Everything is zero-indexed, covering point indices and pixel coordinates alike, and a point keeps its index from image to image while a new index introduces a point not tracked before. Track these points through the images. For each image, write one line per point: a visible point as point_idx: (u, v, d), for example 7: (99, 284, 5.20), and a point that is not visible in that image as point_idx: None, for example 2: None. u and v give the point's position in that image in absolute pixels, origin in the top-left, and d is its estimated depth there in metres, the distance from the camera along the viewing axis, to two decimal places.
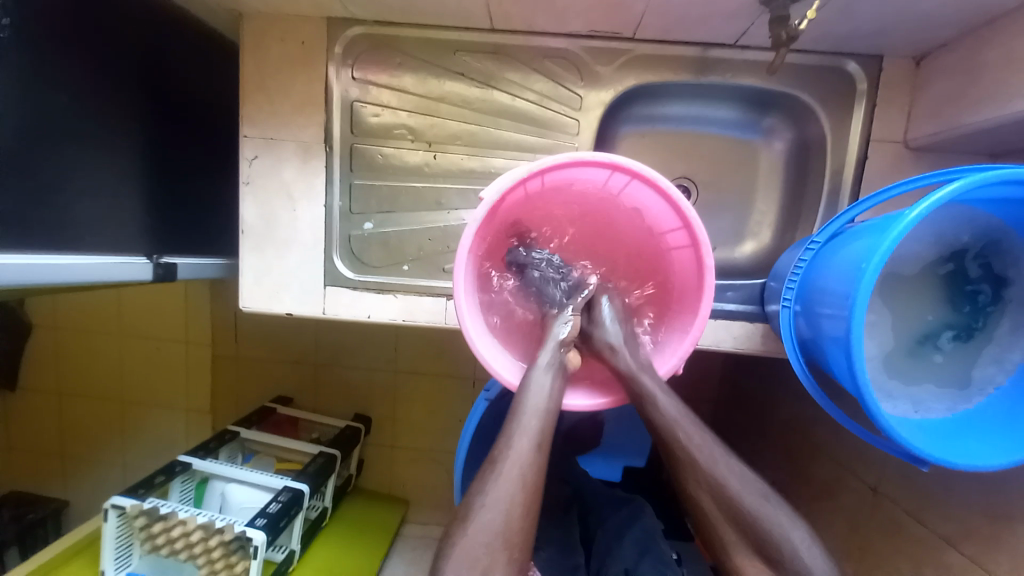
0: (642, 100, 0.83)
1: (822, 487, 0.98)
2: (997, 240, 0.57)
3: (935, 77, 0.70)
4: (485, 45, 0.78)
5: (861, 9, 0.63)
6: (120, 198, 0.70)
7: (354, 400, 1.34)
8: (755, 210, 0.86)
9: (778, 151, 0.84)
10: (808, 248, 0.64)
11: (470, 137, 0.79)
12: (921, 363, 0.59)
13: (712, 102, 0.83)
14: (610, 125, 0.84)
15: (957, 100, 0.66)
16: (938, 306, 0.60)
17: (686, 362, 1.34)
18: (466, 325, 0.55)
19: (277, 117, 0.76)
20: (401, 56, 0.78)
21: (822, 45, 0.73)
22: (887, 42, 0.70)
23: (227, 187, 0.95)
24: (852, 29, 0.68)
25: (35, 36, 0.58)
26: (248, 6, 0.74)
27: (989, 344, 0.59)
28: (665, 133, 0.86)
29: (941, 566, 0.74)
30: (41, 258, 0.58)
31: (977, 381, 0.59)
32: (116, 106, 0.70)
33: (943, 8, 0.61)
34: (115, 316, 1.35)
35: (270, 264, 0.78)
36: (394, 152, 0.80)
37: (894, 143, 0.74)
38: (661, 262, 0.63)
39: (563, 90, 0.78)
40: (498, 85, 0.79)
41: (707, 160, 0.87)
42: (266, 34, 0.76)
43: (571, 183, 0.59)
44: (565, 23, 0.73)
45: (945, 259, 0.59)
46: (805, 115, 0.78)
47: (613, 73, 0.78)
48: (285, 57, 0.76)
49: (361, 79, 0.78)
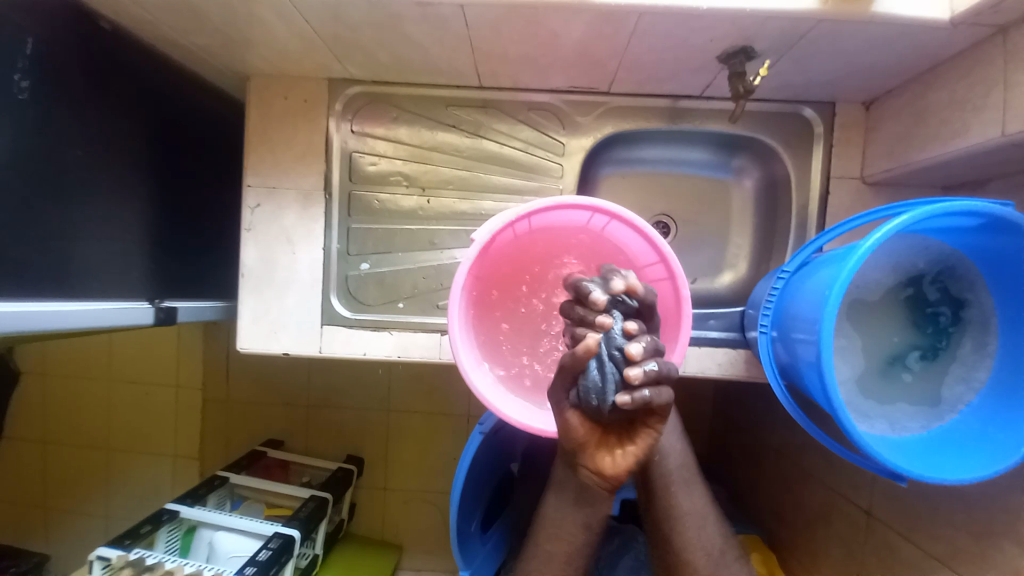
0: (620, 145, 0.90)
1: (817, 513, 0.98)
2: (951, 266, 0.62)
3: (883, 121, 0.77)
4: (474, 99, 0.85)
5: (808, 64, 0.70)
6: (127, 246, 0.74)
7: (348, 440, 1.32)
8: (731, 243, 0.91)
9: (748, 189, 0.90)
10: (779, 278, 0.68)
11: (461, 182, 0.85)
12: (893, 383, 0.63)
13: (685, 145, 0.90)
14: (591, 168, 0.90)
15: (904, 141, 0.73)
16: (902, 328, 0.64)
17: (677, 391, 1.36)
18: (463, 350, 0.57)
19: (279, 167, 0.81)
20: (396, 110, 0.85)
21: (779, 95, 0.81)
22: (837, 91, 0.78)
23: (229, 232, 0.99)
24: (804, 81, 0.75)
25: (57, 99, 0.63)
26: (255, 68, 0.80)
27: (954, 363, 0.62)
28: (644, 174, 0.92)
29: None
30: (48, 305, 0.60)
31: (947, 399, 0.62)
32: (126, 160, 0.74)
33: (881, 63, 0.69)
34: (106, 361, 1.34)
35: (268, 305, 0.81)
36: (389, 197, 0.84)
37: (853, 179, 0.80)
38: None
39: (547, 137, 0.84)
40: (487, 134, 0.85)
41: (683, 197, 0.93)
42: (271, 92, 0.82)
43: (556, 224, 0.64)
44: (547, 79, 0.80)
45: (906, 284, 0.64)
46: (770, 155, 0.84)
47: (592, 121, 0.84)
48: (289, 112, 0.82)
49: (359, 131, 0.84)
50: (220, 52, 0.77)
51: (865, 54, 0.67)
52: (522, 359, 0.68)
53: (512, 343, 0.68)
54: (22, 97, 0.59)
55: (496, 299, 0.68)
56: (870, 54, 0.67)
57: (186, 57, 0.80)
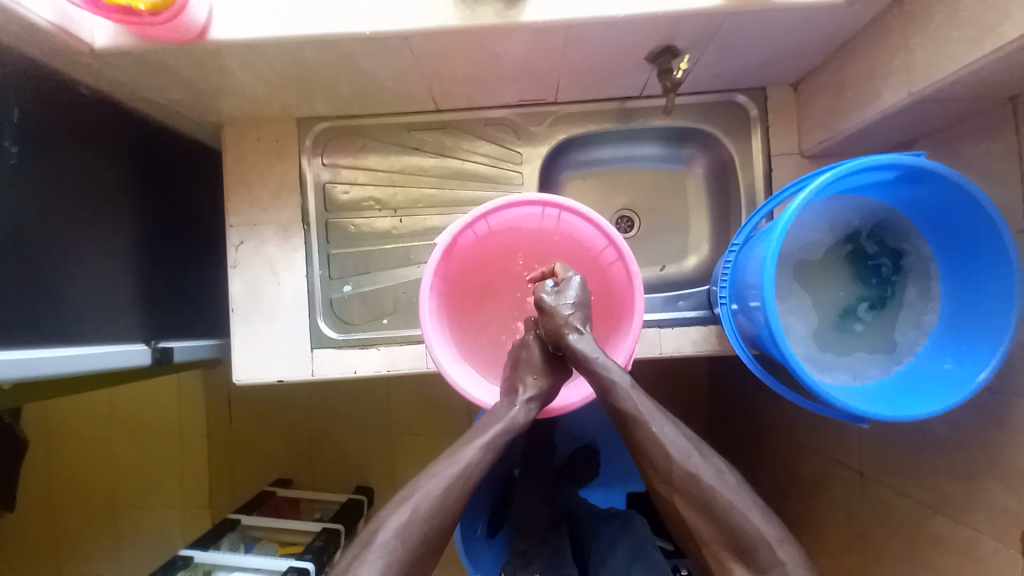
0: (576, 149, 0.96)
1: (816, 482, 1.00)
2: (885, 220, 0.67)
3: (810, 99, 0.84)
4: (434, 123, 0.91)
5: (730, 55, 0.77)
6: (119, 293, 0.78)
7: (352, 468, 1.34)
8: (692, 228, 0.96)
9: (700, 175, 0.96)
10: (731, 250, 0.72)
11: (431, 199, 0.90)
12: (849, 335, 0.67)
13: (636, 143, 0.96)
14: (552, 171, 0.96)
15: (831, 114, 0.79)
16: (850, 282, 0.68)
17: (671, 382, 1.39)
18: (426, 325, 0.61)
19: (258, 204, 0.86)
20: (363, 141, 0.91)
21: (712, 86, 0.87)
22: (764, 77, 0.84)
23: (216, 274, 1.03)
24: (732, 71, 0.82)
25: (45, 162, 0.68)
26: (229, 115, 0.86)
27: (902, 309, 0.66)
28: (602, 173, 0.98)
29: (932, 537, 0.76)
30: (46, 351, 0.64)
31: (902, 344, 0.66)
32: (115, 214, 0.79)
33: (798, 46, 0.75)
34: (109, 415, 1.37)
35: (258, 334, 0.85)
36: (365, 222, 0.90)
37: (793, 154, 0.86)
38: (600, 281, 0.71)
39: (506, 149, 0.90)
40: (450, 153, 0.91)
41: (643, 191, 0.98)
42: (245, 136, 0.88)
43: (513, 222, 0.69)
44: (498, 96, 0.86)
45: (846, 242, 0.69)
46: (713, 141, 0.91)
47: (545, 130, 0.90)
48: (263, 153, 0.87)
49: (330, 164, 0.90)
50: (194, 105, 0.83)
51: (781, 39, 0.73)
52: (478, 341, 0.72)
53: (473, 326, 0.73)
54: (14, 161, 0.64)
55: (469, 282, 0.73)
56: (785, 38, 0.73)
57: (162, 112, 0.86)
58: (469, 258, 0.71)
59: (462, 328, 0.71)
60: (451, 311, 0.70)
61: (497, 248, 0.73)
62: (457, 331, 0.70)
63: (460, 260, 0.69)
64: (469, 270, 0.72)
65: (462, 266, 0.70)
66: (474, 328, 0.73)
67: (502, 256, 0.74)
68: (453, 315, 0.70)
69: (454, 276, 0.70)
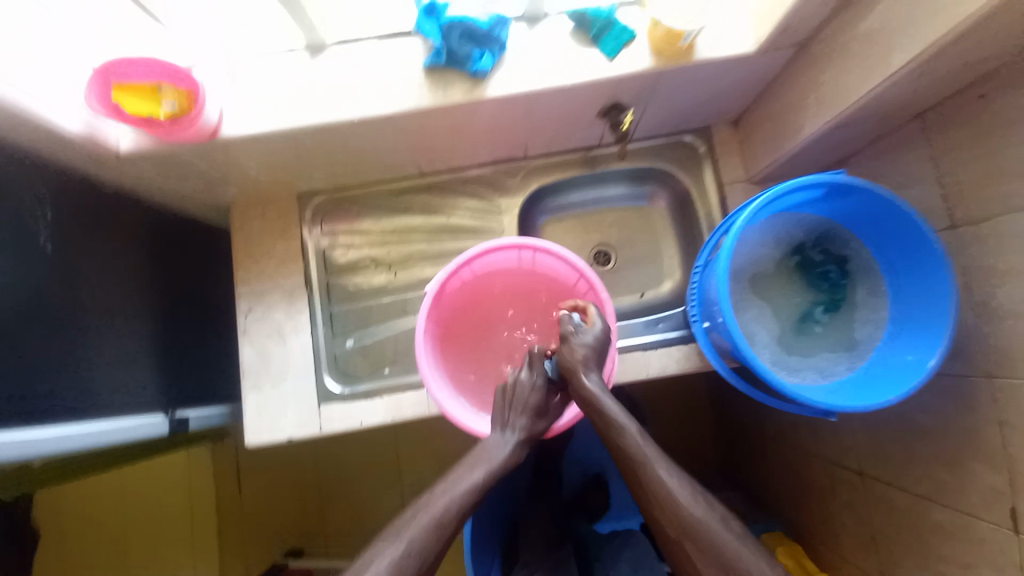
0: (551, 195, 1.05)
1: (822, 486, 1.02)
2: (826, 230, 0.75)
3: (750, 133, 0.95)
4: (420, 185, 1.01)
5: (672, 104, 0.88)
6: (138, 368, 0.83)
7: (366, 525, 1.34)
8: (665, 255, 1.04)
9: (665, 207, 1.05)
10: (696, 270, 0.79)
11: (423, 253, 0.99)
12: (811, 337, 0.73)
13: (604, 184, 1.05)
14: (531, 217, 1.05)
15: (769, 144, 0.89)
16: (805, 288, 0.75)
17: (673, 406, 1.42)
18: (423, 366, 0.67)
19: (265, 274, 0.94)
20: (358, 207, 1.00)
21: (662, 131, 0.98)
22: (706, 118, 0.96)
23: (225, 344, 1.09)
24: (677, 116, 0.93)
25: (76, 254, 0.76)
26: (235, 198, 0.96)
27: (855, 307, 0.73)
28: (577, 214, 1.08)
29: (934, 527, 0.78)
30: (75, 428, 0.69)
31: (860, 340, 0.72)
32: (134, 296, 0.86)
33: (729, 90, 0.87)
34: (120, 498, 1.37)
35: (269, 395, 0.90)
36: (363, 280, 0.98)
37: (743, 181, 0.96)
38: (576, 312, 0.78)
39: (486, 202, 1.00)
40: (436, 210, 1.00)
41: (615, 226, 1.07)
42: (250, 214, 0.97)
43: (493, 266, 0.76)
44: (475, 157, 0.97)
45: (795, 252, 0.77)
46: (671, 177, 1.01)
47: (520, 182, 1.01)
48: (267, 228, 0.96)
49: (329, 231, 0.99)
50: (204, 192, 0.92)
51: (713, 87, 0.85)
52: (470, 381, 0.78)
53: (465, 367, 0.78)
54: (49, 255, 0.71)
55: (457, 326, 0.79)
56: (717, 86, 0.84)
57: (175, 201, 0.96)
58: (456, 303, 0.78)
59: (455, 370, 0.77)
60: (443, 354, 0.75)
61: (480, 292, 0.80)
62: (450, 373, 0.75)
63: (448, 306, 0.76)
64: (456, 315, 0.78)
65: (450, 311, 0.77)
66: (465, 369, 0.78)
67: (485, 300, 0.81)
68: (445, 358, 0.76)
69: (443, 321, 0.76)
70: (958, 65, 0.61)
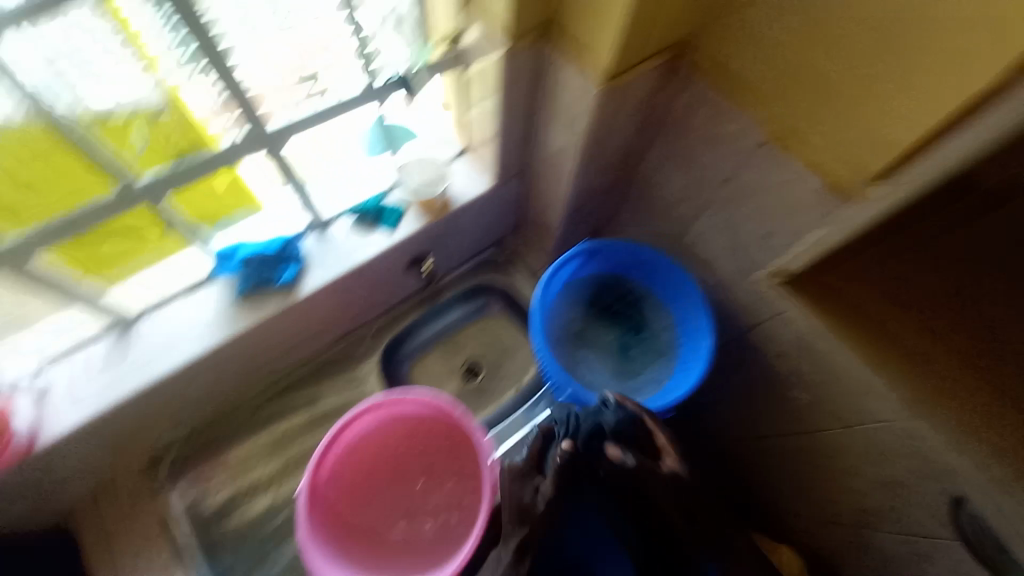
0: (404, 339, 1.13)
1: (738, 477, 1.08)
2: (605, 278, 0.98)
3: (530, 232, 1.17)
4: (274, 391, 1.03)
5: (458, 239, 1.07)
6: None
7: None
8: (519, 347, 1.18)
9: (501, 309, 1.20)
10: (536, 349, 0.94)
11: (300, 455, 1.02)
12: (632, 359, 0.95)
13: (445, 311, 1.17)
14: (393, 368, 1.11)
15: (544, 237, 1.12)
16: (611, 327, 0.97)
17: None
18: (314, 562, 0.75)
19: (137, 558, 0.89)
20: (219, 442, 0.99)
21: (466, 257, 1.18)
22: (493, 235, 1.17)
23: None
24: (468, 244, 1.13)
25: None
26: (76, 495, 0.90)
27: (650, 322, 0.96)
28: (435, 346, 1.16)
29: None
30: None
31: (665, 343, 0.94)
32: None
33: (495, 214, 1.09)
34: None
35: None
36: (246, 509, 0.97)
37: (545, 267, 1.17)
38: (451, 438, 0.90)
39: (343, 377, 1.08)
40: (300, 408, 1.04)
41: (472, 340, 1.18)
42: (103, 502, 0.92)
43: (359, 437, 0.86)
44: (315, 346, 1.04)
45: (592, 304, 0.97)
46: (490, 286, 1.21)
47: (366, 347, 1.11)
48: (126, 509, 0.92)
49: (193, 480, 0.96)
50: (37, 510, 0.86)
51: (482, 216, 1.06)
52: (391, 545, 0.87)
53: (384, 536, 0.88)
54: None
55: (355, 503, 0.88)
56: (484, 216, 1.06)
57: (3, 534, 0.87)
58: (344, 483, 0.87)
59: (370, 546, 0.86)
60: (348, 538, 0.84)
61: (364, 465, 0.89)
62: (364, 553, 0.84)
63: (335, 493, 0.85)
64: (351, 495, 0.88)
65: (339, 495, 0.86)
66: (383, 541, 0.87)
67: (377, 471, 0.91)
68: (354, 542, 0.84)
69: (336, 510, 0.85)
70: (613, 152, 0.87)
